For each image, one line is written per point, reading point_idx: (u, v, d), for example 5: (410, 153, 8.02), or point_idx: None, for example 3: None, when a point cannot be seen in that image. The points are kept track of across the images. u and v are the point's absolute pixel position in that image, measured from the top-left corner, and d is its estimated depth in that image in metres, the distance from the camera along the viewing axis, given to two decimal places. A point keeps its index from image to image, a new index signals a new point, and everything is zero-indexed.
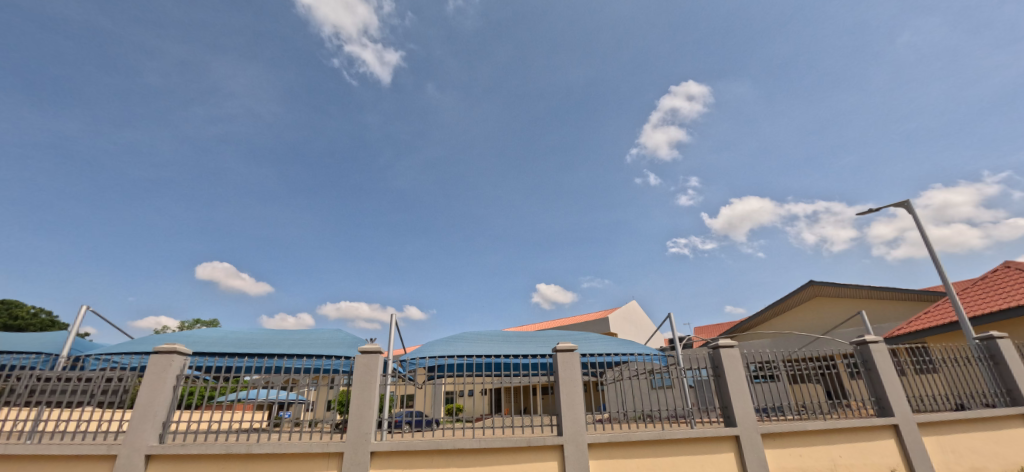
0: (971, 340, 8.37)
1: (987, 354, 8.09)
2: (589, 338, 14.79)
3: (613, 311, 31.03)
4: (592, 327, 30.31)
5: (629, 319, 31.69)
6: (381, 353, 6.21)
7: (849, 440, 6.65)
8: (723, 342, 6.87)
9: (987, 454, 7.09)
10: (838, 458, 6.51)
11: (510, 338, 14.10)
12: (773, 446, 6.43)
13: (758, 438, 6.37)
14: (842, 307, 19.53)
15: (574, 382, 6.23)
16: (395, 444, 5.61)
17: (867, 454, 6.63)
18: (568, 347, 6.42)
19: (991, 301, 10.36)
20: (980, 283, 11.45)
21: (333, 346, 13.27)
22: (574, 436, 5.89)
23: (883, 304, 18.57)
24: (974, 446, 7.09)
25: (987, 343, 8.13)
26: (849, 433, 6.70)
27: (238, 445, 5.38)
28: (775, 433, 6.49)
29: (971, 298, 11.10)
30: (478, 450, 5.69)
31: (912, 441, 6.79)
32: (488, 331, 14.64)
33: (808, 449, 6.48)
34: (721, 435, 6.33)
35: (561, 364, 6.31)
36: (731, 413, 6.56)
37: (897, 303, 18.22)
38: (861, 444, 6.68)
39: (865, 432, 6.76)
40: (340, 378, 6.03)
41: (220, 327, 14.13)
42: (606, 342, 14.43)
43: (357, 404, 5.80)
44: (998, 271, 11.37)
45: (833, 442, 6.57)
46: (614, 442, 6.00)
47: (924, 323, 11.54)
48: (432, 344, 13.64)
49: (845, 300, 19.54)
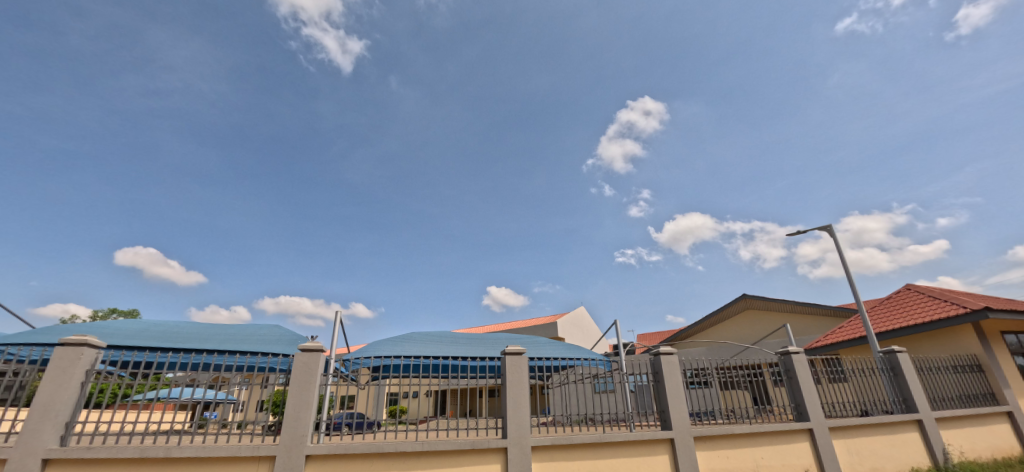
0: (876, 353, 9.35)
1: (889, 366, 9.08)
2: (537, 341, 14.94)
3: (560, 317, 31.23)
4: (540, 331, 30.69)
5: (577, 324, 32.41)
6: (322, 353, 5.92)
7: (771, 442, 7.19)
8: (663, 349, 7.20)
9: (884, 454, 7.94)
10: (760, 459, 7.02)
11: (459, 340, 13.99)
12: (704, 449, 6.83)
13: (690, 441, 6.74)
14: (770, 320, 21.10)
15: (521, 384, 6.25)
16: (332, 447, 5.37)
17: (785, 456, 7.20)
18: (516, 350, 6.40)
19: (894, 319, 11.63)
20: (886, 303, 12.78)
21: (271, 344, 12.50)
22: (518, 439, 5.93)
23: (805, 319, 20.23)
24: (874, 448, 7.91)
25: (890, 357, 9.12)
26: (771, 436, 7.25)
27: (156, 447, 4.93)
28: (706, 436, 6.89)
29: (879, 315, 12.37)
30: (420, 453, 5.59)
31: (824, 444, 7.46)
32: (437, 332, 14.42)
33: (733, 450, 6.94)
34: (658, 438, 6.64)
35: (509, 367, 6.30)
36: (668, 417, 6.87)
37: (818, 318, 19.86)
38: (781, 447, 7.24)
39: (784, 435, 7.34)
40: (274, 377, 5.64)
41: (141, 318, 12.88)
42: (554, 345, 14.67)
43: (292, 404, 5.50)
44: (901, 293, 12.75)
45: (756, 444, 7.08)
46: (556, 445, 6.10)
47: (838, 337, 12.74)
48: (378, 343, 13.23)
49: (773, 313, 21.14)
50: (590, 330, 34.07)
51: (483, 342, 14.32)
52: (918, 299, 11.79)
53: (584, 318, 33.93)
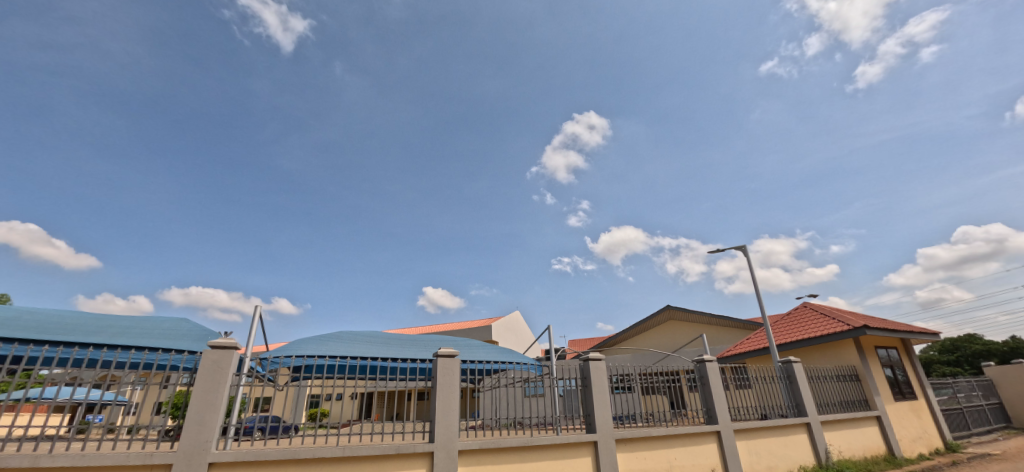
0: (776, 363, 10.41)
1: (786, 374, 10.15)
2: (471, 343, 14.86)
3: (496, 321, 31.34)
4: (474, 333, 30.55)
5: (511, 327, 32.68)
6: (237, 350, 5.43)
7: (684, 444, 7.72)
8: (592, 355, 7.48)
9: (778, 454, 8.83)
10: (673, 460, 7.51)
11: (390, 340, 13.53)
12: (624, 450, 7.17)
13: (612, 443, 7.04)
14: (689, 330, 22.71)
15: (451, 387, 6.16)
16: (240, 454, 4.94)
17: (695, 456, 7.75)
18: (449, 353, 6.28)
19: (792, 333, 13.03)
20: (787, 318, 14.28)
21: (174, 339, 11.23)
22: (445, 443, 5.83)
23: (718, 330, 22.02)
24: (770, 448, 8.77)
25: (787, 366, 10.20)
26: (684, 438, 7.78)
27: (19, 457, 4.23)
28: (627, 439, 7.24)
29: (780, 329, 13.78)
30: (340, 458, 5.31)
31: (729, 445, 8.14)
32: (366, 331, 13.84)
33: (649, 452, 7.36)
34: (582, 441, 6.86)
35: (441, 370, 6.17)
36: (593, 420, 7.14)
37: (730, 329, 21.70)
38: (692, 448, 7.79)
39: (695, 437, 7.92)
40: (177, 376, 5.07)
41: (9, 305, 11.00)
42: (488, 348, 14.67)
43: (196, 407, 4.98)
44: (798, 309, 14.32)
45: (670, 445, 7.57)
46: (483, 449, 6.08)
47: (745, 347, 14.01)
48: (301, 341, 12.42)
49: (691, 324, 22.78)
50: (523, 334, 34.53)
51: (415, 343, 13.96)
52: (812, 316, 13.30)
53: (518, 322, 34.31)
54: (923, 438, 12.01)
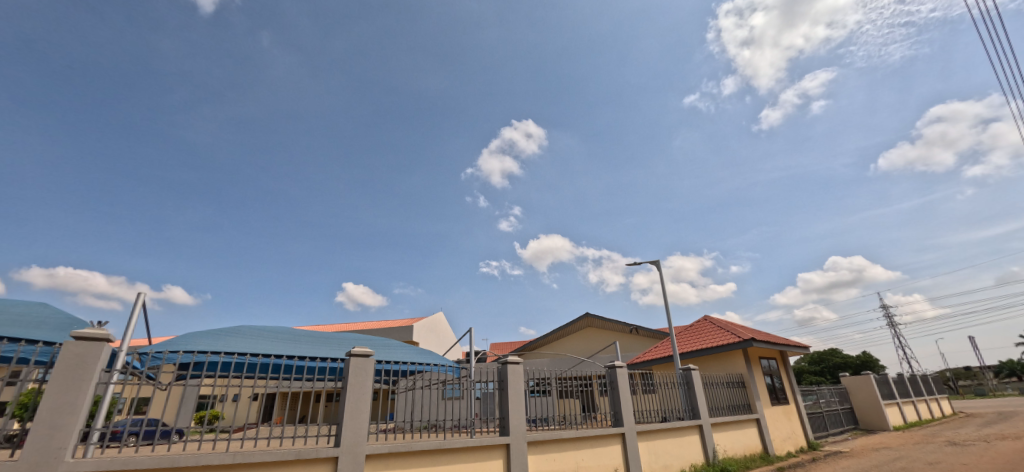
0: (678, 370, 11.34)
1: (685, 380, 11.10)
2: (390, 344, 14.33)
3: (417, 321, 30.61)
4: (394, 333, 29.54)
5: (432, 329, 32.10)
6: (109, 343, 4.71)
7: (591, 445, 8.11)
8: (511, 358, 7.59)
9: (674, 454, 9.60)
10: (580, 461, 7.85)
11: (300, 337, 12.64)
12: (535, 452, 7.36)
13: (524, 446, 7.18)
14: (604, 337, 23.96)
15: (364, 389, 5.90)
16: (103, 463, 4.29)
17: (600, 457, 8.17)
18: (363, 352, 5.99)
19: (692, 343, 14.30)
20: (690, 329, 15.64)
21: (27, 328, 9.48)
22: (352, 447, 5.55)
23: (630, 338, 23.49)
24: (667, 449, 9.50)
25: (686, 373, 11.16)
26: (591, 439, 8.18)
27: None
28: (538, 441, 7.44)
29: (683, 339, 15.05)
30: (229, 466, 4.82)
31: (632, 446, 8.69)
32: (273, 327, 12.79)
33: (559, 453, 7.62)
34: (495, 443, 6.92)
35: (353, 370, 5.86)
36: (507, 423, 7.24)
37: (640, 338, 23.23)
38: (598, 449, 8.21)
39: (602, 439, 8.35)
40: (27, 372, 4.28)
41: None
42: (406, 349, 14.28)
43: (50, 409, 4.24)
44: (700, 322, 15.76)
45: (578, 447, 7.91)
46: (393, 453, 5.88)
47: (652, 355, 15.10)
48: (193, 335, 11.15)
49: (606, 332, 24.06)
50: (445, 336, 34.09)
51: (327, 342, 13.17)
52: (710, 328, 14.70)
53: (441, 323, 33.83)
54: (791, 438, 13.78)
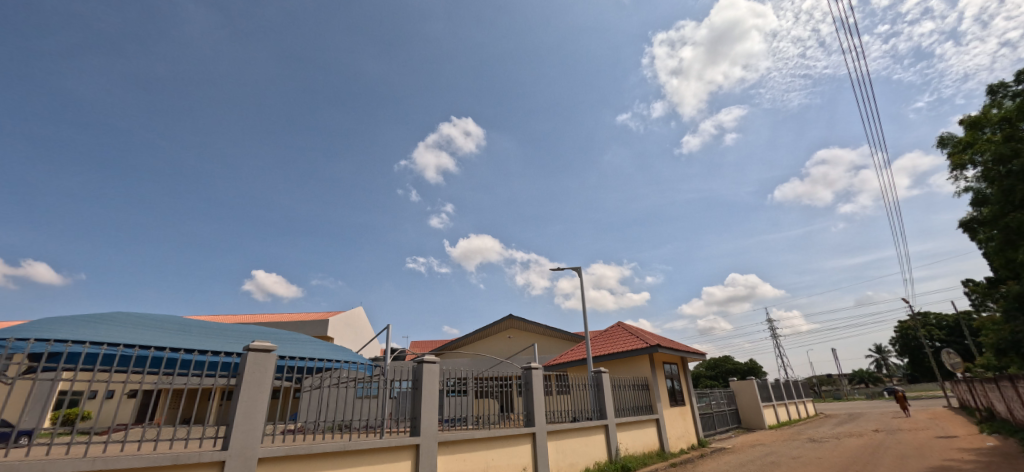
0: (590, 372, 11.95)
1: (596, 382, 11.72)
2: (297, 338, 13.41)
3: (334, 315, 29.03)
4: (306, 327, 27.72)
5: (350, 324, 30.62)
6: None
7: (501, 445, 8.26)
8: (427, 357, 7.50)
9: (580, 452, 10.09)
10: (490, 460, 7.96)
11: (192, 329, 11.41)
12: (445, 453, 7.33)
13: (434, 446, 7.13)
14: (524, 339, 24.53)
15: (261, 386, 5.47)
16: None
17: (510, 457, 8.34)
18: (264, 347, 5.57)
19: (605, 347, 15.16)
20: (604, 334, 16.56)
21: None
22: (242, 450, 5.12)
23: (549, 340, 24.27)
24: (574, 448, 9.97)
25: (597, 375, 11.79)
26: (502, 439, 8.33)
27: None
28: (449, 441, 7.43)
29: (597, 343, 15.89)
30: None
31: (541, 446, 8.99)
32: (159, 316, 11.42)
33: (469, 454, 7.66)
34: (404, 444, 6.79)
35: (249, 366, 5.41)
36: (418, 424, 7.13)
37: (558, 340, 24.10)
38: (508, 449, 8.38)
39: (513, 439, 8.54)
40: None
41: None
42: (316, 344, 13.48)
43: None
44: (613, 327, 16.75)
45: (489, 447, 8.02)
46: (289, 456, 5.53)
47: (568, 357, 15.75)
48: (54, 322, 9.60)
49: (527, 333, 24.65)
50: (363, 332, 32.70)
51: (225, 334, 12.03)
52: (622, 334, 15.68)
53: (360, 319, 32.39)
54: (685, 437, 15.14)
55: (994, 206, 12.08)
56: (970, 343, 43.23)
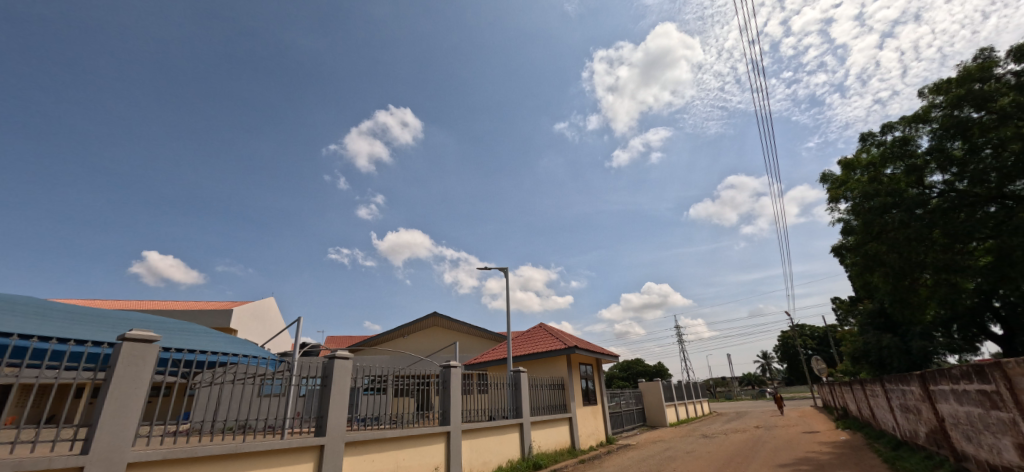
0: (509, 372, 12.20)
1: (514, 382, 12.00)
2: (191, 328, 12.09)
3: (240, 305, 26.63)
4: (205, 318, 25.12)
5: (258, 315, 28.27)
6: None
7: (414, 445, 8.16)
8: (340, 353, 7.20)
9: (494, 450, 10.26)
10: (401, 460, 7.83)
11: (57, 314, 9.88)
12: (352, 453, 7.08)
13: (340, 446, 6.86)
14: (447, 337, 24.37)
15: (138, 382, 4.90)
16: None
17: (422, 456, 8.27)
18: (144, 338, 5.01)
19: (525, 348, 15.58)
20: (526, 335, 16.98)
21: None
22: (107, 454, 4.54)
23: (472, 339, 24.32)
24: (488, 446, 10.12)
25: (516, 375, 12.08)
26: (415, 438, 8.24)
27: None
28: (358, 441, 7.19)
29: (518, 344, 16.27)
30: None
31: (454, 444, 9.01)
32: (14, 297, 9.74)
33: (379, 454, 7.47)
34: (306, 445, 6.45)
35: (124, 359, 4.82)
36: (324, 423, 6.82)
37: (481, 340, 24.24)
38: (421, 448, 8.30)
39: (426, 438, 8.47)
40: None
41: None
42: (215, 337, 12.29)
43: None
44: (535, 329, 17.26)
45: (400, 447, 7.89)
46: (167, 460, 5.02)
47: (490, 356, 15.94)
48: None
49: (451, 332, 24.52)
50: (273, 325, 30.38)
51: (100, 323, 10.56)
52: (542, 335, 16.21)
53: (270, 310, 30.05)
54: (595, 434, 15.99)
55: (858, 236, 14.27)
56: (834, 351, 50.62)
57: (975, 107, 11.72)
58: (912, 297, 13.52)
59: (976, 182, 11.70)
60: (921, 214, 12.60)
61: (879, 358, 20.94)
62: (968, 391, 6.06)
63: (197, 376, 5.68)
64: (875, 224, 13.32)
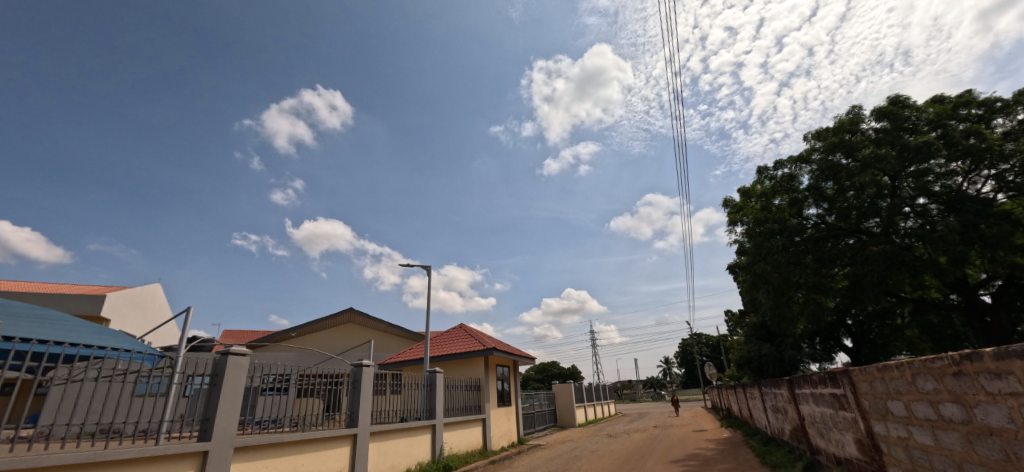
0: (425, 372, 11.91)
1: (429, 382, 11.74)
2: (42, 312, 9.92)
3: (115, 291, 23.07)
4: (67, 304, 21.38)
5: (138, 303, 24.69)
6: None
7: (315, 449, 7.61)
8: (235, 349, 6.49)
9: (403, 453, 9.93)
10: (299, 466, 7.26)
11: None
12: (241, 460, 6.41)
13: (228, 452, 6.17)
14: (362, 335, 23.25)
15: None
16: None
17: (324, 461, 7.74)
18: None
19: (444, 348, 15.36)
20: (445, 335, 16.74)
21: None
22: None
23: (389, 338, 23.43)
24: (398, 448, 9.78)
25: (432, 375, 11.83)
26: (317, 442, 7.70)
27: None
28: (249, 446, 6.53)
29: (437, 344, 15.98)
30: None
31: (361, 448, 8.57)
32: None
33: (273, 459, 6.85)
34: (186, 451, 5.71)
35: None
36: (210, 427, 6.09)
37: (399, 339, 23.45)
38: (323, 452, 7.76)
39: (329, 441, 7.95)
40: None
41: None
42: (81, 327, 10.21)
43: None
44: (455, 329, 17.09)
45: (299, 451, 7.32)
46: None
47: (406, 356, 15.47)
48: None
49: (367, 329, 23.42)
50: (157, 315, 26.73)
51: None
52: (462, 336, 16.10)
53: (154, 298, 26.42)
54: (507, 435, 16.19)
55: (750, 256, 16.10)
56: (723, 358, 56.64)
57: (844, 154, 13.85)
58: (788, 312, 15.55)
59: (842, 217, 13.74)
60: (799, 241, 14.62)
61: (758, 365, 23.79)
62: (825, 393, 7.10)
63: (53, 371, 4.78)
64: (763, 247, 15.14)
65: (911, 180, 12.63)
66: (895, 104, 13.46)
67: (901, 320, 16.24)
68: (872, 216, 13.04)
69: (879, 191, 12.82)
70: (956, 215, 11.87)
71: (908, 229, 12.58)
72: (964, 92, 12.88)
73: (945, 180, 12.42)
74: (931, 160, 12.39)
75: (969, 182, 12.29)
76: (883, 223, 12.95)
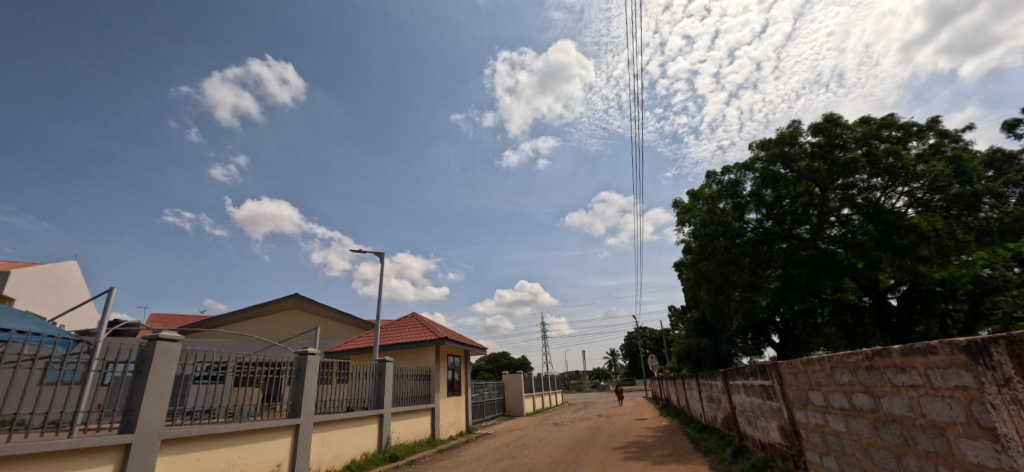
0: (374, 361, 11.62)
1: (378, 371, 11.47)
2: None
3: (22, 267, 20.66)
4: None
5: (50, 281, 22.26)
6: None
7: (251, 440, 7.24)
8: (166, 334, 6.01)
9: (348, 443, 9.66)
10: (234, 459, 6.87)
11: None
12: (169, 453, 5.97)
13: (154, 445, 5.72)
14: (308, 321, 22.30)
15: None
16: None
17: (262, 452, 7.38)
18: None
19: (394, 337, 15.04)
20: (396, 323, 16.40)
21: None
22: None
23: (336, 325, 22.62)
24: (342, 438, 9.49)
25: (381, 364, 11.57)
26: (254, 433, 7.32)
27: None
28: (178, 438, 6.09)
29: (387, 332, 15.63)
30: None
31: (303, 439, 8.24)
32: None
33: (205, 452, 6.44)
34: (106, 445, 5.24)
35: None
36: (134, 417, 5.62)
37: (347, 326, 22.71)
38: (261, 444, 7.40)
39: (268, 432, 7.59)
40: None
41: None
42: None
43: None
44: (407, 318, 16.78)
45: (234, 443, 6.93)
46: None
47: (354, 344, 15.01)
48: None
49: (313, 316, 22.49)
50: (73, 295, 24.26)
51: None
52: (413, 325, 15.84)
53: (70, 276, 23.93)
54: (455, 424, 16.19)
55: (695, 255, 17.01)
56: (665, 351, 59.83)
57: (783, 164, 14.90)
58: (726, 308, 16.61)
59: (778, 222, 14.80)
60: (739, 243, 15.57)
61: (697, 358, 25.31)
62: (755, 384, 7.67)
63: None
64: (707, 247, 16.09)
65: (838, 191, 13.83)
66: (829, 122, 14.65)
67: (821, 319, 17.78)
68: (803, 223, 14.17)
69: (810, 200, 14.00)
70: (873, 225, 13.14)
71: (833, 235, 13.81)
72: (887, 115, 14.23)
73: (867, 194, 13.68)
74: (856, 175, 13.63)
75: (886, 197, 13.62)
76: (812, 230, 14.10)
